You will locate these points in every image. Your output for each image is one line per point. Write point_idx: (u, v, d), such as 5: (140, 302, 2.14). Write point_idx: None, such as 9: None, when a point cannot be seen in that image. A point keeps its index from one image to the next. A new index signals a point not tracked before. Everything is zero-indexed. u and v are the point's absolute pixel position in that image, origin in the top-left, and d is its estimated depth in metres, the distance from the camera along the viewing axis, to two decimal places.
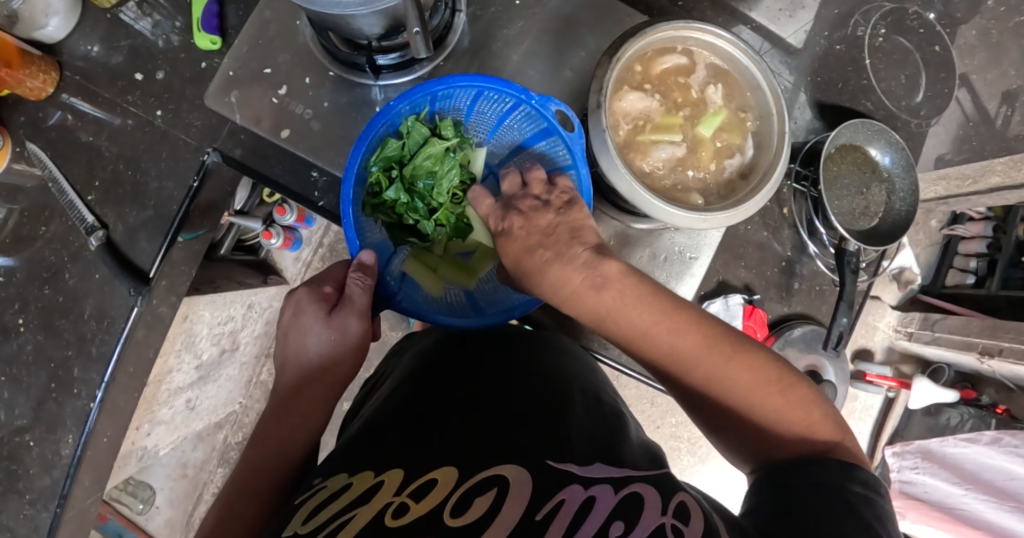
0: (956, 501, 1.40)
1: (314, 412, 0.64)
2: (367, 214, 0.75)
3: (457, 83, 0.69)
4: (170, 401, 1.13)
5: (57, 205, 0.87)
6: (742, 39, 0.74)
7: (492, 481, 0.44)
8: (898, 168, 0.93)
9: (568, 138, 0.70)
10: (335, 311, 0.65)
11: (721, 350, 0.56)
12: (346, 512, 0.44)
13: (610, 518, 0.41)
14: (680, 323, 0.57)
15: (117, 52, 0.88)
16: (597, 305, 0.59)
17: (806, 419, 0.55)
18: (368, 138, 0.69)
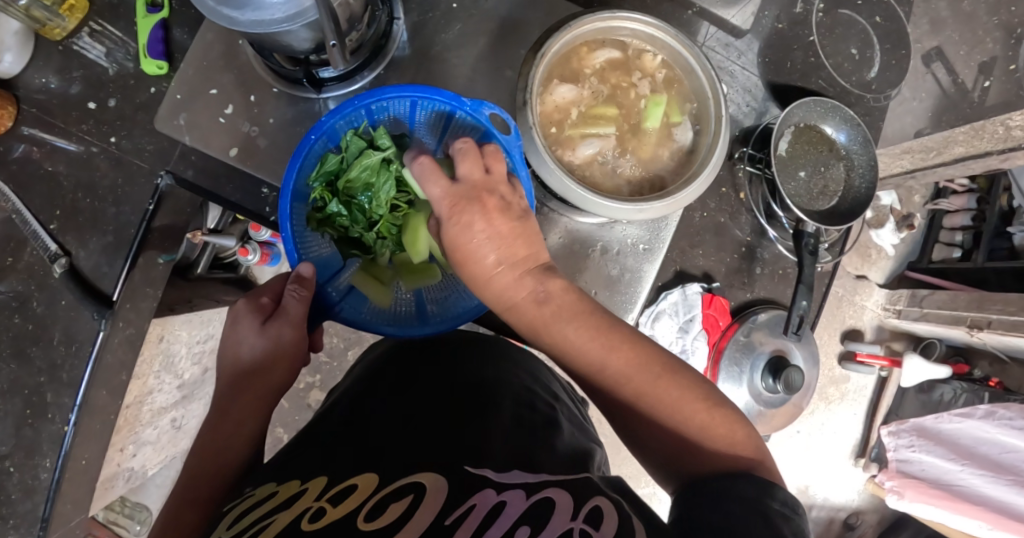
0: (953, 478, 1.32)
1: (245, 422, 0.64)
2: (313, 230, 0.74)
3: (386, 95, 0.68)
4: (154, 421, 0.97)
5: (22, 235, 0.88)
6: (670, 26, 0.75)
7: (409, 488, 0.44)
8: (855, 144, 0.93)
9: (507, 142, 0.68)
10: (270, 320, 0.65)
11: (655, 366, 0.59)
12: (264, 518, 0.44)
13: (517, 523, 0.40)
14: (615, 336, 0.59)
15: (71, 82, 0.89)
16: (538, 308, 0.59)
17: (729, 438, 0.57)
18: (302, 153, 0.69)
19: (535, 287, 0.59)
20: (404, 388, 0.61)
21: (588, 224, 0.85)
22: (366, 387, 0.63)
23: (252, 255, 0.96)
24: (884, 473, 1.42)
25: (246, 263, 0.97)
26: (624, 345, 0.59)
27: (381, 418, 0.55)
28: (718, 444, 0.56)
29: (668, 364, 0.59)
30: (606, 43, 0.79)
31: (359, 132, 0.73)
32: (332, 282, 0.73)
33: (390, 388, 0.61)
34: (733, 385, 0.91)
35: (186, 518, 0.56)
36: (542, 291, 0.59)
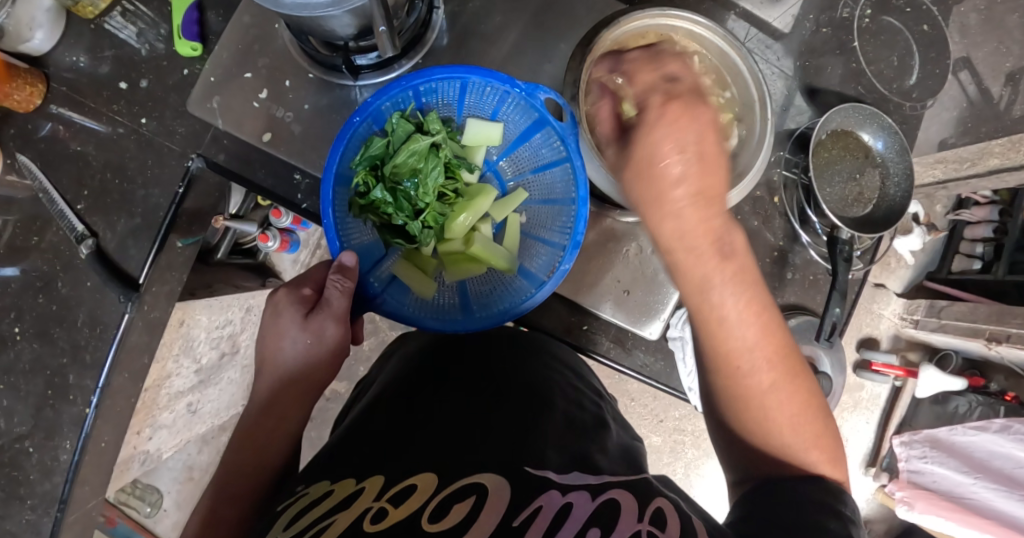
0: (966, 491, 1.34)
1: (289, 417, 0.69)
2: (355, 215, 0.78)
3: (435, 76, 0.72)
4: (170, 405, 1.15)
5: (48, 215, 0.87)
6: (721, 27, 0.75)
7: (471, 489, 0.47)
8: (892, 152, 0.91)
9: (561, 129, 0.73)
10: (312, 314, 0.68)
11: (790, 365, 0.57)
12: (327, 517, 0.47)
13: (587, 524, 0.43)
14: (765, 326, 0.56)
15: (102, 62, 0.88)
16: (700, 269, 0.56)
17: (824, 455, 0.58)
18: (347, 137, 0.72)
19: (702, 242, 0.55)
20: (448, 383, 0.63)
21: (628, 222, 0.84)
22: (415, 377, 0.65)
23: (274, 240, 1.12)
24: (895, 483, 1.42)
25: (270, 248, 1.14)
26: (769, 341, 0.56)
27: (427, 414, 0.57)
28: (816, 458, 0.57)
29: (799, 369, 0.58)
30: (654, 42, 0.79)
31: (406, 115, 0.77)
32: (373, 272, 0.77)
33: (433, 383, 0.63)
34: None
35: (230, 507, 0.63)
36: (711, 249, 0.55)
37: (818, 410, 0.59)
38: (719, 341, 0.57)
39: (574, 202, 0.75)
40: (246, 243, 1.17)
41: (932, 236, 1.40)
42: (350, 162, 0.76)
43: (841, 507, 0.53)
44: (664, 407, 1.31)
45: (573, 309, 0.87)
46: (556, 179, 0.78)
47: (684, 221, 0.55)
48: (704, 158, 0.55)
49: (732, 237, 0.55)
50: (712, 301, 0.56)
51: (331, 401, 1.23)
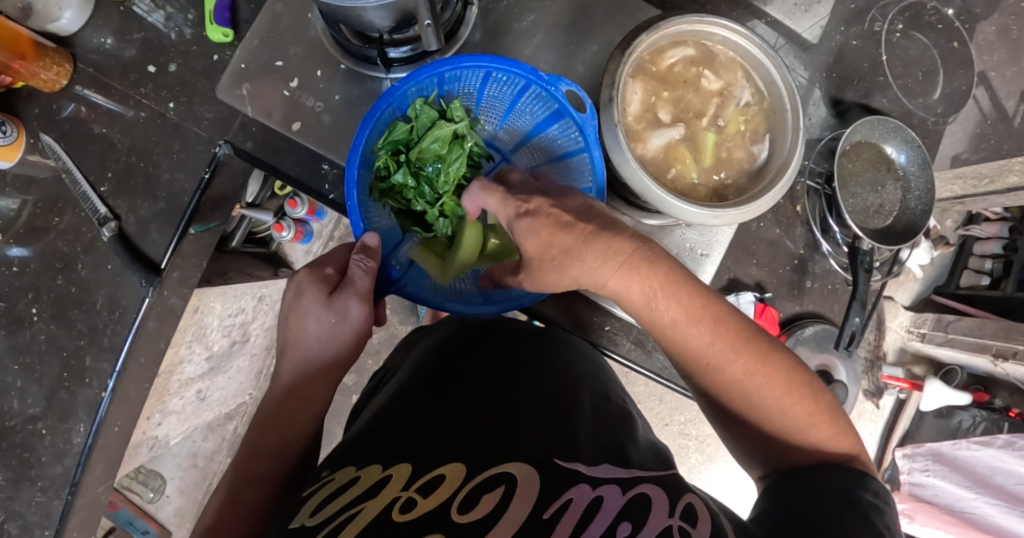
0: (966, 505, 1.39)
1: (313, 399, 0.70)
2: (376, 199, 0.79)
3: (463, 63, 0.71)
4: (180, 392, 1.14)
5: (70, 197, 0.87)
6: (755, 34, 0.74)
7: (500, 478, 0.47)
8: (914, 166, 0.91)
9: (580, 120, 0.72)
10: (335, 293, 0.69)
11: (755, 349, 0.58)
12: (355, 505, 0.47)
13: (617, 519, 0.44)
14: (716, 320, 0.57)
15: (130, 45, 0.88)
16: (636, 287, 0.57)
17: (823, 430, 0.58)
18: (373, 119, 0.71)
19: (622, 253, 0.57)
20: (466, 372, 0.63)
21: (652, 224, 0.85)
22: (437, 367, 0.65)
23: (287, 231, 1.13)
24: (897, 494, 1.45)
25: (284, 238, 1.15)
26: (723, 333, 0.57)
27: (446, 402, 0.57)
28: (814, 436, 0.58)
29: (768, 351, 0.58)
30: (687, 46, 0.79)
31: (429, 101, 0.77)
32: (395, 253, 0.79)
33: (452, 373, 0.63)
34: None
35: (252, 489, 0.63)
36: (625, 262, 0.56)
37: (805, 383, 0.58)
38: (683, 343, 0.58)
39: (589, 192, 0.75)
40: (260, 232, 1.16)
41: (942, 249, 1.41)
42: (373, 146, 0.76)
43: (862, 494, 0.52)
44: (670, 411, 1.31)
45: (595, 309, 0.87)
46: (570, 169, 0.78)
47: (606, 253, 0.56)
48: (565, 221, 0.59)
49: (649, 249, 0.57)
50: (661, 312, 0.58)
51: (340, 394, 1.23)
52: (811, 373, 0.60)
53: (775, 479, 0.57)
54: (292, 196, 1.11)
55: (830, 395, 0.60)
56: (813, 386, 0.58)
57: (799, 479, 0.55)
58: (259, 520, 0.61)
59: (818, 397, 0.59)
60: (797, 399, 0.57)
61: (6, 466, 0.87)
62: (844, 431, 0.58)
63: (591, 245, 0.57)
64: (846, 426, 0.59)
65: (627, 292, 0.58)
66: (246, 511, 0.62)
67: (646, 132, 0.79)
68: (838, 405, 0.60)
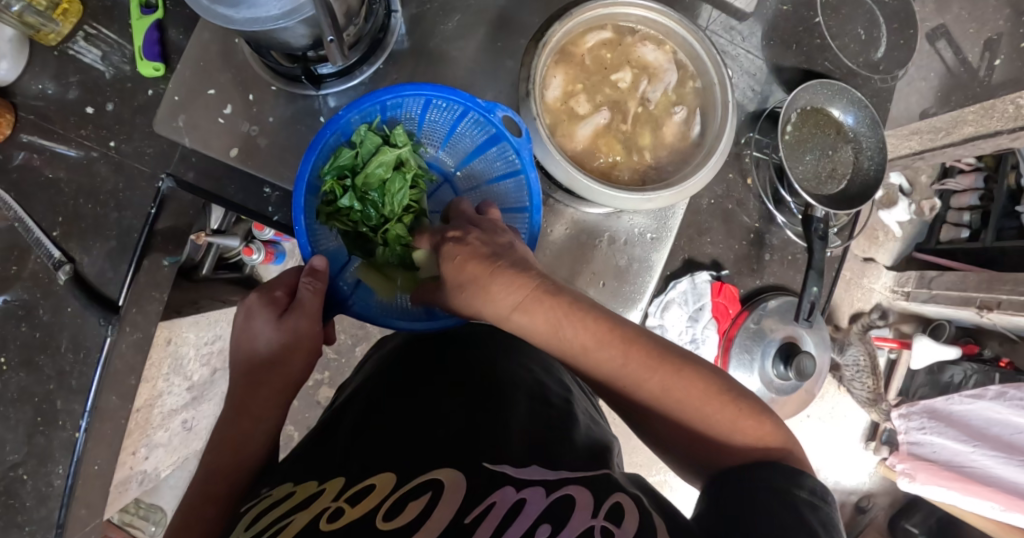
0: (965, 459, 1.34)
1: (265, 419, 0.68)
2: (323, 223, 0.76)
3: (404, 92, 0.70)
4: (164, 424, 1.15)
5: (25, 243, 0.88)
6: (672, 10, 0.75)
7: (427, 485, 0.47)
8: (863, 127, 0.91)
9: (517, 144, 0.71)
10: (286, 313, 0.69)
11: (665, 364, 0.58)
12: (284, 518, 0.47)
13: (537, 521, 0.43)
14: (624, 344, 0.59)
15: (69, 88, 0.88)
16: (540, 318, 0.59)
17: (751, 431, 0.56)
18: (318, 145, 0.71)
19: (522, 285, 0.60)
20: (411, 380, 0.63)
21: (596, 215, 0.85)
22: (381, 378, 0.65)
23: (258, 253, 1.16)
24: (896, 455, 1.43)
25: (256, 260, 1.18)
26: (632, 353, 0.59)
27: (386, 412, 0.58)
28: (742, 440, 0.56)
29: (681, 364, 0.58)
30: (605, 29, 0.79)
31: (373, 127, 0.75)
32: (341, 276, 0.77)
33: (395, 383, 0.63)
34: (743, 375, 0.89)
35: (211, 509, 0.61)
36: (525, 295, 0.59)
37: (724, 389, 0.58)
38: (598, 368, 0.60)
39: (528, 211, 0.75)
40: (230, 257, 1.18)
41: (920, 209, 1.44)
42: (318, 172, 0.74)
43: (805, 482, 0.50)
44: None
45: None
46: (511, 192, 0.78)
47: (508, 288, 0.59)
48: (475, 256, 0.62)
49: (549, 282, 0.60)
50: (570, 338, 0.59)
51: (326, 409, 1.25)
52: (732, 380, 0.59)
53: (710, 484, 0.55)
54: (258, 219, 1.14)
55: (758, 399, 0.59)
56: (731, 392, 0.57)
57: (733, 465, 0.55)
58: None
59: (743, 402, 0.58)
60: (716, 407, 0.57)
61: None
62: (773, 429, 0.57)
63: (495, 278, 0.60)
64: (776, 423, 0.58)
65: (535, 322, 0.60)
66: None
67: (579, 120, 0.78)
68: (767, 407, 0.59)
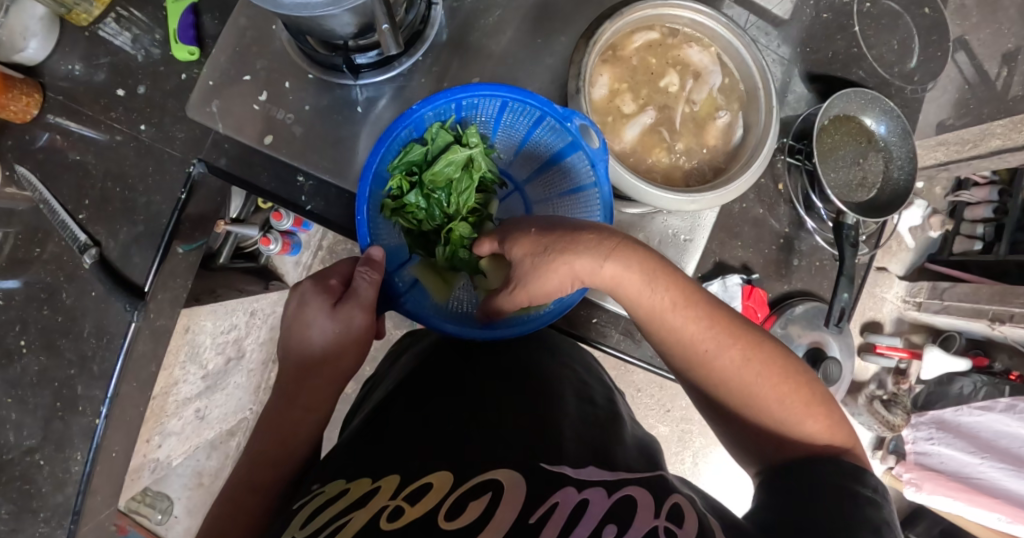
0: (973, 470, 1.34)
1: (314, 410, 0.69)
2: (386, 217, 0.78)
3: (480, 91, 0.71)
4: (179, 411, 1.14)
5: (50, 226, 0.87)
6: (720, 14, 0.74)
7: (487, 484, 0.48)
8: (894, 136, 0.91)
9: (591, 153, 0.71)
10: (339, 303, 0.68)
11: (747, 340, 0.60)
12: (345, 514, 0.48)
13: (602, 521, 0.45)
14: (710, 314, 0.60)
15: (99, 70, 0.87)
16: (629, 280, 0.60)
17: (820, 419, 0.59)
18: (389, 139, 0.71)
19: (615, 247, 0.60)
20: (454, 376, 0.63)
21: (632, 213, 0.85)
22: (424, 372, 0.65)
23: (274, 243, 1.15)
24: (903, 464, 1.43)
25: (272, 250, 1.16)
26: (719, 323, 0.60)
27: (435, 408, 0.58)
28: (811, 427, 0.59)
29: (761, 339, 0.61)
30: (653, 30, 0.79)
31: (446, 126, 0.77)
32: (398, 274, 0.77)
33: (438, 378, 0.63)
34: None
35: (256, 498, 0.63)
36: (615, 257, 0.59)
37: (798, 373, 0.61)
38: (679, 334, 0.61)
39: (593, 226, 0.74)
40: (247, 248, 1.20)
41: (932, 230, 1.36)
42: (388, 165, 0.75)
43: (862, 490, 0.52)
44: (671, 397, 1.36)
45: (582, 303, 0.87)
46: (580, 204, 0.77)
47: (599, 246, 0.59)
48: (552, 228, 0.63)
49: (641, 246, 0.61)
50: (657, 299, 0.60)
51: (339, 403, 1.25)
52: (803, 364, 0.62)
53: (777, 471, 0.58)
54: (276, 210, 1.14)
55: (824, 391, 0.62)
56: (805, 380, 0.60)
57: (795, 469, 0.56)
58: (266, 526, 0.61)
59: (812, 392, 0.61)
60: (791, 391, 0.59)
61: (7, 499, 0.87)
62: (838, 424, 0.60)
63: (585, 235, 0.61)
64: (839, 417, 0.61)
65: (623, 283, 0.60)
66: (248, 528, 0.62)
67: (631, 119, 0.79)
68: (832, 399, 0.62)
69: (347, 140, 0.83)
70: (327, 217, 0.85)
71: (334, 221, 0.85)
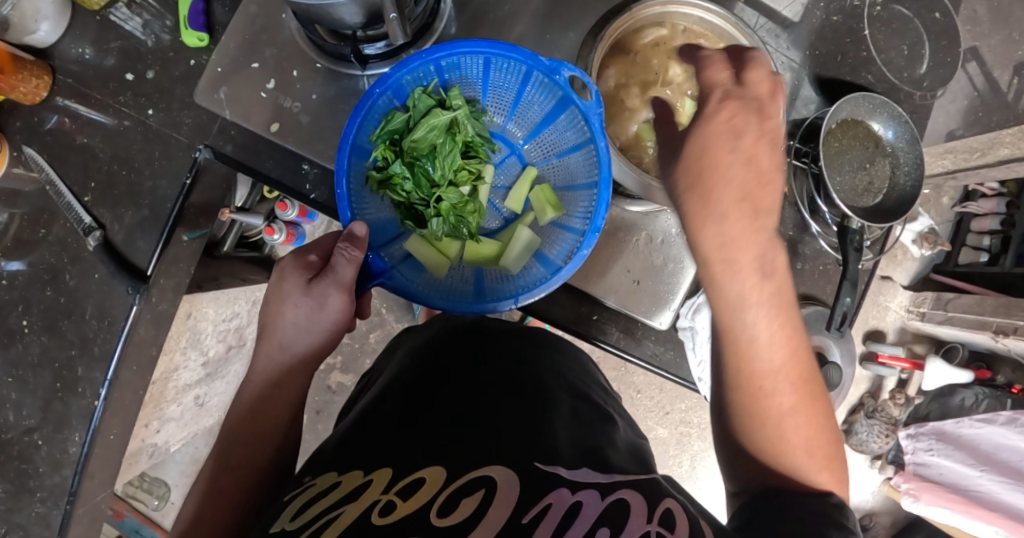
0: (971, 483, 1.33)
1: (290, 391, 0.71)
2: (372, 190, 0.79)
3: (458, 50, 0.73)
4: (178, 398, 1.15)
5: (56, 208, 0.87)
6: (730, 13, 0.75)
7: (480, 482, 0.47)
8: (902, 142, 0.91)
9: (585, 107, 0.72)
10: (315, 280, 0.67)
11: (806, 388, 0.60)
12: (335, 508, 0.47)
13: (596, 524, 0.44)
14: (793, 354, 0.59)
15: (108, 54, 0.88)
16: (735, 285, 0.58)
17: (834, 478, 0.60)
18: (365, 108, 0.73)
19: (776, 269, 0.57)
20: (448, 372, 0.63)
21: (635, 211, 0.85)
22: (422, 368, 0.64)
23: (278, 234, 1.15)
24: (901, 475, 1.42)
25: (275, 241, 1.17)
26: (792, 363, 0.59)
27: (428, 405, 0.57)
28: (827, 480, 0.59)
29: (817, 400, 0.61)
30: (663, 27, 0.80)
31: (428, 90, 0.78)
32: (387, 249, 0.79)
33: (431, 376, 0.63)
34: None
35: (228, 479, 0.66)
36: (756, 276, 0.57)
37: (829, 436, 0.61)
38: (744, 357, 0.59)
39: (597, 185, 0.75)
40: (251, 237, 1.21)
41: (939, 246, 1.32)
42: (369, 136, 0.77)
43: (846, 521, 0.54)
44: (670, 399, 1.36)
45: (583, 299, 0.87)
46: (581, 161, 0.79)
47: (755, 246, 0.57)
48: (765, 145, 0.57)
49: (787, 292, 0.59)
50: (749, 325, 0.58)
51: (337, 394, 1.25)
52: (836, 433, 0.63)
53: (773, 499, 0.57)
54: (281, 200, 1.15)
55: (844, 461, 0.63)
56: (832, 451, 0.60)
57: (770, 502, 0.57)
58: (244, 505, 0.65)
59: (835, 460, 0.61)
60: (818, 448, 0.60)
61: (6, 478, 0.87)
62: (846, 494, 0.60)
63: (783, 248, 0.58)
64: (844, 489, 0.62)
65: (748, 308, 0.58)
66: (225, 506, 0.64)
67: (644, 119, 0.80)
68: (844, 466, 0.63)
69: None
70: (330, 205, 0.86)
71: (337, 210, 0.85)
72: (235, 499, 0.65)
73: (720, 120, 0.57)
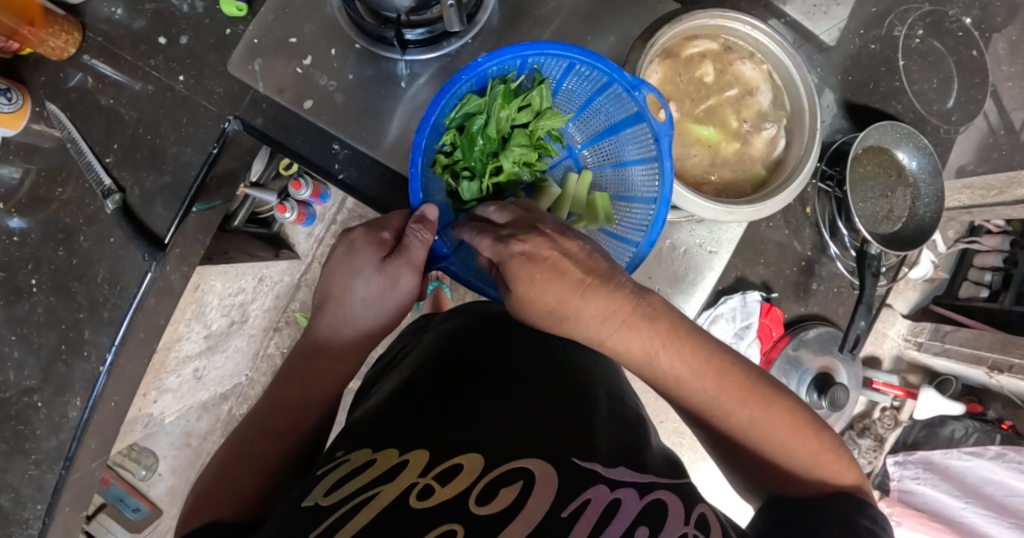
0: (955, 513, 1.37)
1: (337, 368, 0.76)
2: (437, 173, 0.81)
3: (548, 50, 0.72)
4: (177, 370, 1.13)
5: (74, 166, 0.86)
6: (777, 32, 0.78)
7: (518, 472, 0.48)
8: (925, 173, 0.91)
9: (659, 127, 0.74)
10: (390, 258, 0.74)
11: (759, 397, 0.59)
12: (371, 487, 0.49)
13: (636, 522, 0.46)
14: (720, 372, 0.58)
15: (140, 15, 0.86)
16: (638, 342, 0.59)
17: (829, 466, 0.60)
18: (450, 92, 0.73)
19: (623, 317, 0.58)
20: (483, 356, 0.64)
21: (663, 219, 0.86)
22: (456, 353, 0.65)
23: (290, 213, 1.15)
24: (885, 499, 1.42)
25: (286, 219, 1.16)
26: (727, 385, 0.58)
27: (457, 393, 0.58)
28: (820, 474, 0.60)
29: (773, 397, 0.59)
30: (713, 40, 0.84)
31: (506, 80, 0.78)
32: (445, 232, 0.81)
33: (462, 362, 0.63)
34: None
35: (270, 446, 0.70)
36: (643, 327, 0.58)
37: (808, 422, 0.60)
38: (686, 397, 0.60)
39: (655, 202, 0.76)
40: (262, 213, 1.21)
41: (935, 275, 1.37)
42: (445, 118, 0.77)
43: (863, 521, 0.55)
44: (665, 408, 1.36)
45: None
46: (643, 175, 0.79)
47: (611, 306, 0.58)
48: (568, 256, 0.60)
49: (648, 305, 0.58)
50: (676, 365, 0.59)
51: None
52: (811, 410, 0.62)
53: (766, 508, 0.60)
54: (296, 178, 1.13)
55: (833, 432, 0.62)
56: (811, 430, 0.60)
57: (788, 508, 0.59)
58: (279, 472, 0.69)
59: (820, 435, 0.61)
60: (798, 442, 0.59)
61: None
62: (847, 465, 0.61)
63: (592, 298, 0.58)
64: (850, 462, 0.62)
65: (655, 356, 0.58)
66: (261, 467, 0.68)
67: (687, 125, 0.86)
68: (838, 439, 0.62)
69: (385, 113, 0.84)
70: (358, 187, 0.85)
71: (366, 193, 0.85)
72: (267, 463, 0.69)
73: (519, 254, 0.61)
